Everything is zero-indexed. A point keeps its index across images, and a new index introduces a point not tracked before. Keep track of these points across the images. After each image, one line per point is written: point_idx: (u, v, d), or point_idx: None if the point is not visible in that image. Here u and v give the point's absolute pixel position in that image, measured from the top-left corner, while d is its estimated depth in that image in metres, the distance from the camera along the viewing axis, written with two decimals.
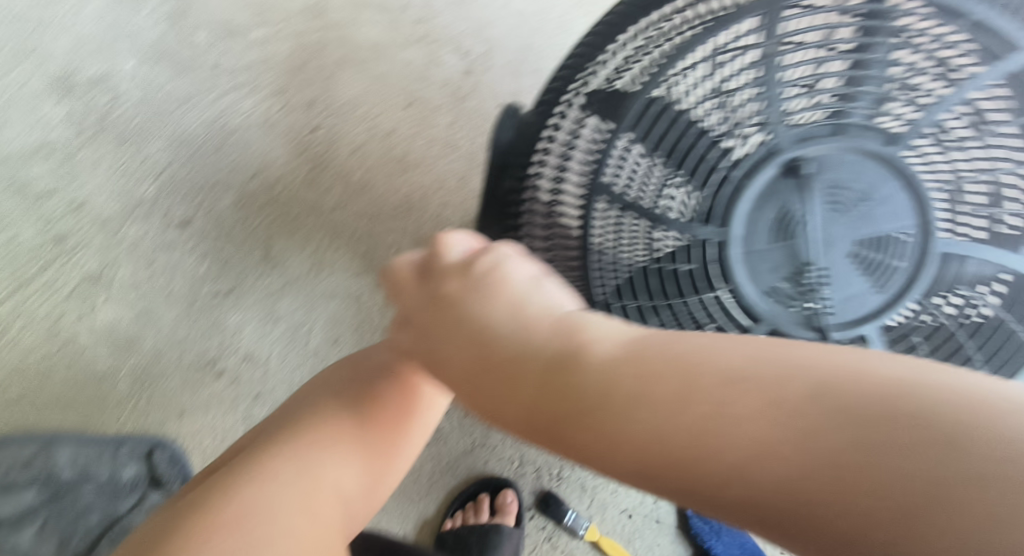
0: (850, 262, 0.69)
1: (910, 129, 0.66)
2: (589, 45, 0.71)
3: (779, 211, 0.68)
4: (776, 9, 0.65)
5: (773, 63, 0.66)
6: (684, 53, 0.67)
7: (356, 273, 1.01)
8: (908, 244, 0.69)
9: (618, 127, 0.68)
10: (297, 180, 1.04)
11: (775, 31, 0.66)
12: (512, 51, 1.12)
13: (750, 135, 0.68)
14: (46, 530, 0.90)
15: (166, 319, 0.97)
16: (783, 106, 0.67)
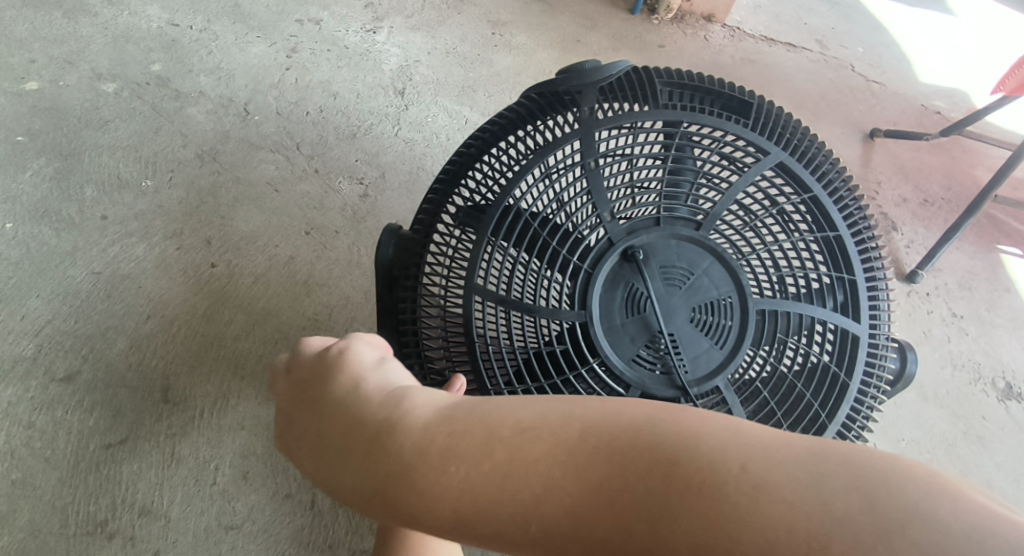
0: (693, 327, 0.67)
1: (714, 216, 0.69)
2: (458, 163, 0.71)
3: (623, 288, 0.67)
4: (591, 124, 0.67)
5: (596, 172, 0.66)
6: (526, 169, 0.66)
7: (266, 399, 0.94)
8: (733, 305, 0.69)
9: (479, 239, 0.65)
10: (197, 316, 1.00)
11: (592, 141, 0.66)
12: (404, 172, 1.17)
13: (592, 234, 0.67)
14: None
15: (45, 484, 0.86)
16: (609, 207, 0.67)
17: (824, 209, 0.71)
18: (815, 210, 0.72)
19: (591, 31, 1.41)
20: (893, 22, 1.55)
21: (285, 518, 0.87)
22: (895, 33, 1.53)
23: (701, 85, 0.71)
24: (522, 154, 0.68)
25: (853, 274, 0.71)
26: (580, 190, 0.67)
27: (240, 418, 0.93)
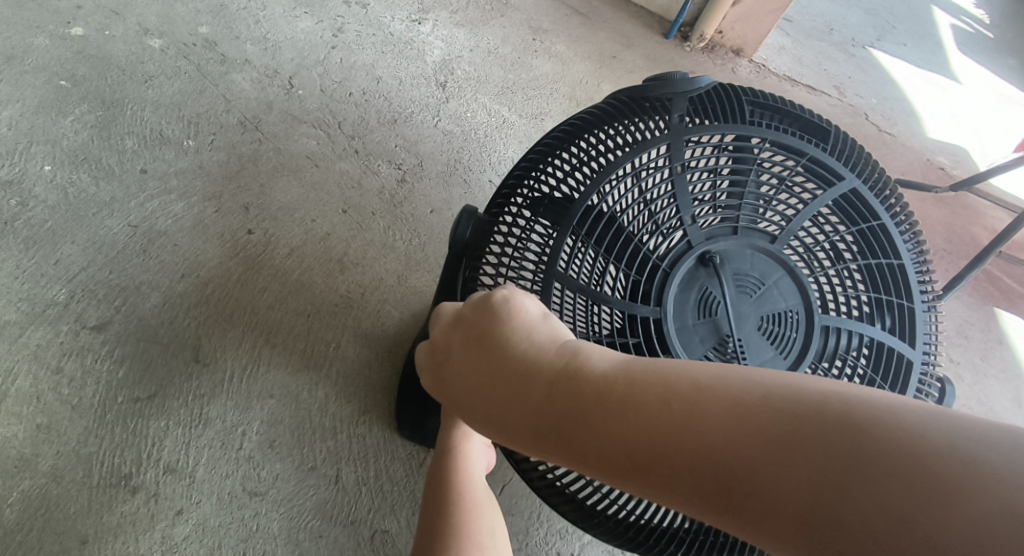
0: (760, 334, 0.75)
1: (784, 232, 0.79)
2: (539, 155, 0.80)
3: (699, 290, 0.75)
4: (681, 130, 0.76)
5: (680, 177, 0.76)
6: (616, 165, 0.75)
7: (295, 369, 0.93)
8: (799, 316, 0.77)
9: (562, 230, 0.74)
10: (231, 281, 1.00)
11: (680, 150, 0.76)
12: (441, 163, 1.19)
13: (669, 234, 0.76)
14: None
15: (71, 432, 0.85)
16: (691, 212, 0.76)
17: (889, 236, 0.80)
18: (866, 240, 0.81)
19: (626, 49, 1.46)
20: (905, 81, 1.64)
21: (308, 490, 0.86)
22: (908, 92, 1.62)
23: (778, 111, 0.82)
24: (611, 152, 0.77)
25: (912, 301, 0.79)
26: (664, 191, 0.76)
27: (269, 386, 0.91)
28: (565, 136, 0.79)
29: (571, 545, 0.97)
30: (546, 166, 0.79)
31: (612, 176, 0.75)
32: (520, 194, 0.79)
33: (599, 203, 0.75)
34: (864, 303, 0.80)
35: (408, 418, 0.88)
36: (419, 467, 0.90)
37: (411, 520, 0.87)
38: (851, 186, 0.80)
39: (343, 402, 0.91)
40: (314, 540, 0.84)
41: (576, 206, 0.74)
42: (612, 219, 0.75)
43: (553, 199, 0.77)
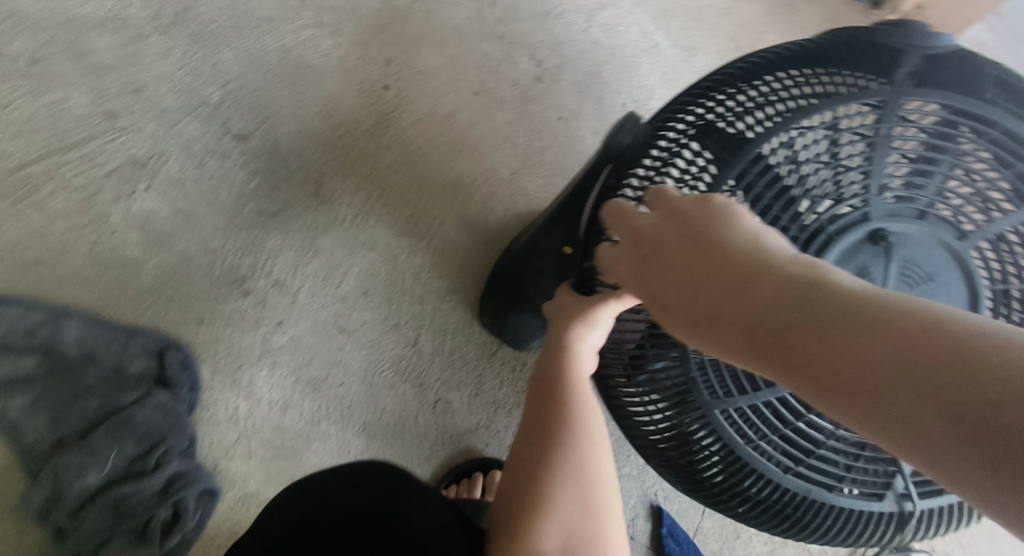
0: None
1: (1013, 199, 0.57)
2: (719, 80, 0.65)
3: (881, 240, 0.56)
4: (902, 88, 0.58)
5: (887, 133, 0.57)
6: (809, 109, 0.58)
7: (399, 232, 1.01)
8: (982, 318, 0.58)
9: (722, 172, 0.60)
10: (360, 132, 1.06)
11: (929, 86, 0.58)
12: (580, 72, 1.19)
13: (856, 190, 0.57)
14: (42, 402, 0.82)
15: (203, 225, 0.96)
16: (885, 176, 0.57)
17: None
18: None
19: (803, 1, 1.37)
20: None
21: (389, 343, 0.94)
22: None
23: None
24: (801, 96, 0.60)
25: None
26: (857, 149, 0.58)
27: (374, 239, 0.99)
28: (753, 68, 0.63)
29: None
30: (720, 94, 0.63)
31: (786, 132, 0.59)
32: (685, 115, 0.65)
33: (773, 153, 0.59)
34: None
35: (492, 308, 0.95)
36: (490, 357, 0.97)
37: (472, 398, 0.95)
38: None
39: (434, 276, 0.99)
40: (386, 388, 0.93)
41: (743, 155, 0.59)
42: (780, 175, 0.58)
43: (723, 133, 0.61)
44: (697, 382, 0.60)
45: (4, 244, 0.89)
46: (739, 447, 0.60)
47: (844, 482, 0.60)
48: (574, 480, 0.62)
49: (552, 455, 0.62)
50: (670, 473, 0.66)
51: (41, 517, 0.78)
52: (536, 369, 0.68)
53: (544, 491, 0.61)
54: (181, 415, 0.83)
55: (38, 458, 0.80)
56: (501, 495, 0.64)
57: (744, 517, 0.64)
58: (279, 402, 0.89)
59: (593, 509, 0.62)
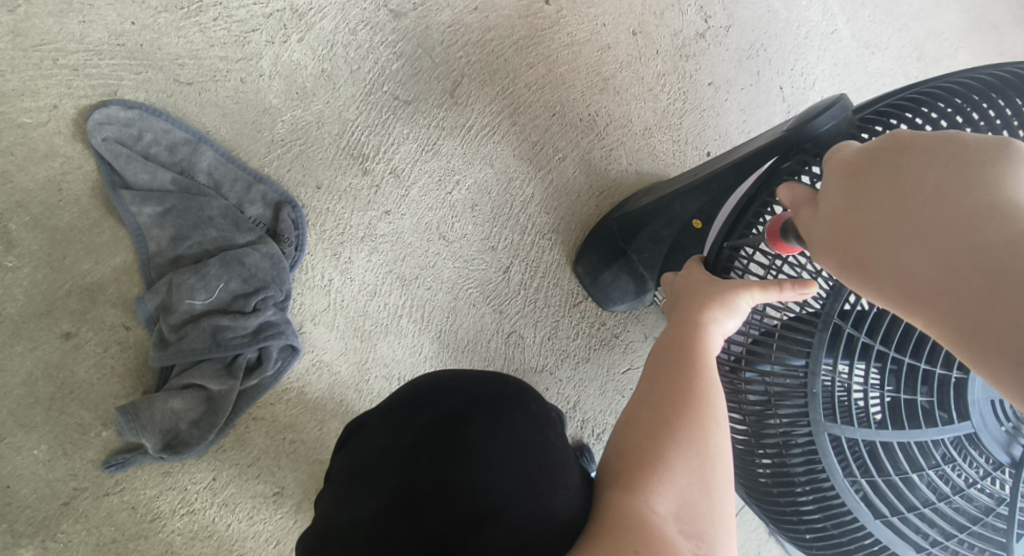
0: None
1: None
2: (950, 90, 0.60)
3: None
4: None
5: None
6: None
7: (520, 156, 1.02)
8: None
9: None
10: (510, 41, 1.03)
11: None
12: (746, 40, 1.13)
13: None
14: (169, 217, 0.89)
15: (342, 93, 0.97)
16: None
17: None
18: None
19: (1012, 24, 1.24)
20: None
21: (481, 264, 0.99)
22: None
23: None
24: None
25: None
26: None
27: (493, 155, 1.01)
28: (991, 85, 0.58)
29: None
30: (941, 106, 0.59)
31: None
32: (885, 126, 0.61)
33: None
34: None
35: (588, 260, 0.99)
36: (571, 308, 1.01)
37: (544, 339, 1.00)
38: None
39: (542, 210, 1.02)
40: (468, 305, 0.98)
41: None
42: None
43: None
44: (817, 397, 0.57)
45: (162, 56, 0.92)
46: (835, 475, 0.56)
47: (931, 548, 0.54)
48: (697, 450, 0.56)
49: (677, 419, 0.57)
50: (740, 475, 0.66)
51: (150, 320, 0.87)
52: (659, 340, 0.63)
53: (663, 457, 0.55)
54: (284, 270, 0.90)
55: (156, 269, 0.89)
56: (611, 457, 0.58)
57: (808, 546, 0.61)
58: (370, 287, 0.95)
59: (711, 488, 0.55)
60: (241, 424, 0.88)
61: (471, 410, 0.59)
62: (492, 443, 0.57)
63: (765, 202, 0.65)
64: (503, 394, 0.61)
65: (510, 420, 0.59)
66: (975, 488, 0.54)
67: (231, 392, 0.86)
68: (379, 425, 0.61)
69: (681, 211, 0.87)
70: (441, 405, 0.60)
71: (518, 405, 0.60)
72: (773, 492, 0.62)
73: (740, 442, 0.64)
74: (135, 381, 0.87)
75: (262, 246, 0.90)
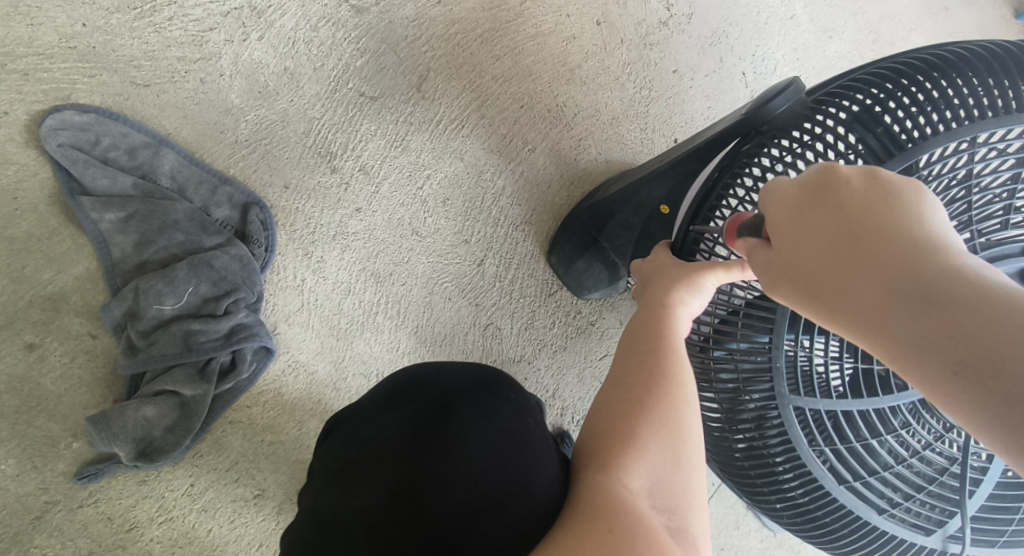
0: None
1: None
2: (896, 71, 0.61)
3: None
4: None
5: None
6: (985, 125, 0.54)
7: (489, 149, 1.02)
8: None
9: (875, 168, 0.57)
10: (475, 34, 1.03)
11: None
12: (708, 28, 1.14)
13: (1011, 228, 0.52)
14: (132, 222, 0.87)
15: (306, 91, 0.96)
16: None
17: None
18: None
19: (962, 6, 1.28)
20: None
21: (455, 258, 0.98)
22: None
23: None
24: (992, 107, 0.55)
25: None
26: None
27: (463, 149, 1.01)
28: (933, 64, 0.59)
29: None
30: (887, 87, 0.60)
31: (952, 143, 0.55)
32: (839, 106, 0.62)
33: (930, 167, 0.55)
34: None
35: (561, 250, 0.99)
36: (547, 298, 1.01)
37: (521, 330, 1.00)
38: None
39: (513, 202, 1.01)
40: (443, 299, 0.97)
41: (893, 158, 0.56)
42: (935, 190, 0.55)
43: (887, 130, 0.58)
44: (781, 371, 0.58)
45: (117, 58, 0.90)
46: (800, 445, 0.57)
47: (892, 510, 0.56)
48: (667, 426, 0.56)
49: (647, 397, 0.57)
50: (709, 449, 0.68)
51: (118, 328, 0.85)
52: (628, 325, 0.64)
53: (636, 435, 0.56)
54: (255, 271, 0.89)
55: (120, 276, 0.86)
56: (586, 439, 0.58)
57: (778, 515, 0.62)
58: (343, 285, 0.94)
59: (683, 463, 0.56)
60: (218, 428, 0.87)
61: (454, 402, 0.59)
62: (472, 433, 0.57)
63: (726, 185, 0.67)
64: (479, 383, 0.61)
65: (488, 411, 0.59)
66: (930, 450, 0.55)
67: (205, 397, 0.84)
68: (362, 420, 0.61)
69: (649, 197, 0.87)
70: (422, 397, 0.60)
71: (495, 394, 0.60)
72: (745, 466, 0.63)
73: (715, 422, 0.65)
74: (105, 390, 0.85)
75: (231, 248, 0.88)
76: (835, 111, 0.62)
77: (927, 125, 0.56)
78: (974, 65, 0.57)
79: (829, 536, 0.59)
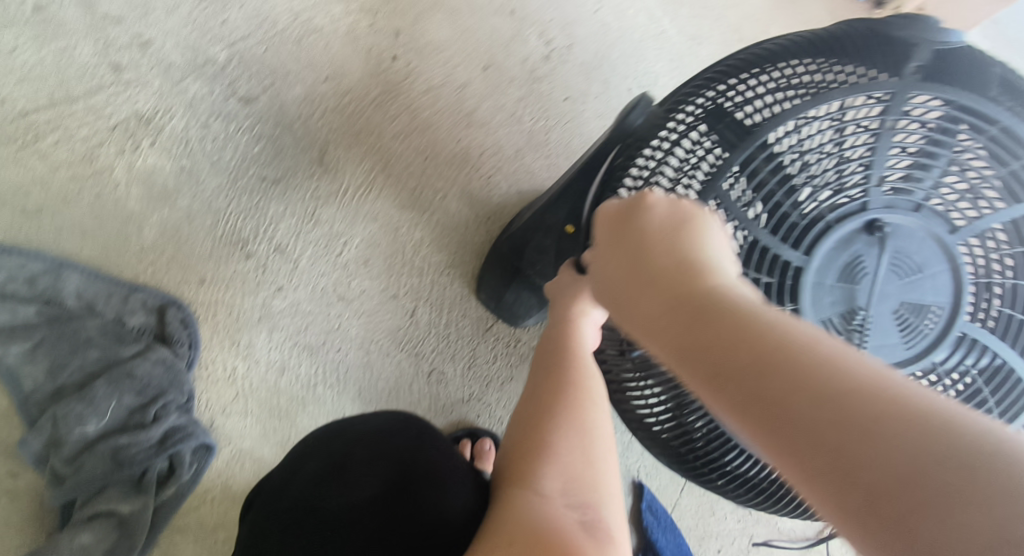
0: (891, 319, 0.59)
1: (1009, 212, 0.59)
2: (737, 64, 0.66)
3: (849, 255, 0.59)
4: (909, 82, 0.59)
5: (888, 132, 0.58)
6: (819, 100, 0.59)
7: (402, 204, 1.03)
8: (938, 316, 0.59)
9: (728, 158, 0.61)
10: (366, 100, 1.05)
11: (921, 94, 0.58)
12: (589, 53, 1.19)
13: (846, 190, 0.59)
14: (40, 351, 0.83)
15: (207, 184, 0.96)
16: (884, 172, 0.58)
17: None
18: None
19: None
20: None
21: (387, 314, 0.98)
22: None
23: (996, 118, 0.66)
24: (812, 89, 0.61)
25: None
26: (862, 142, 0.58)
27: (376, 210, 1.01)
28: (766, 55, 0.65)
29: None
30: (730, 82, 0.64)
31: (787, 124, 0.60)
32: (688, 106, 0.66)
33: (778, 143, 0.60)
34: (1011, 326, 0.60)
35: (490, 285, 0.98)
36: (485, 333, 1.01)
37: (465, 370, 0.99)
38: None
39: (434, 250, 1.02)
40: (381, 356, 0.97)
41: (740, 147, 0.61)
42: (782, 167, 0.60)
43: (730, 121, 0.62)
44: None
45: (6, 191, 0.90)
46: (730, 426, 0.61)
47: None
48: (575, 427, 0.58)
49: (555, 407, 0.59)
50: (650, 446, 0.69)
51: (41, 460, 0.80)
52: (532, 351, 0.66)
53: (545, 441, 0.57)
54: (181, 371, 0.86)
55: (36, 406, 0.82)
56: (502, 464, 0.59)
57: (722, 489, 0.66)
58: (277, 365, 0.92)
59: (593, 458, 0.57)
60: (167, 536, 0.85)
61: (359, 449, 0.59)
62: (379, 474, 0.58)
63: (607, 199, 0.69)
64: (386, 426, 0.62)
65: (395, 449, 0.60)
66: None
67: (145, 509, 0.80)
68: (272, 481, 0.61)
69: (555, 220, 0.89)
70: (329, 449, 0.60)
71: (402, 433, 0.61)
72: (686, 455, 0.65)
73: (653, 422, 0.66)
74: (38, 525, 0.81)
75: (151, 353, 0.85)
76: (684, 112, 0.66)
77: (761, 112, 0.62)
78: (788, 55, 0.63)
79: (769, 497, 0.64)
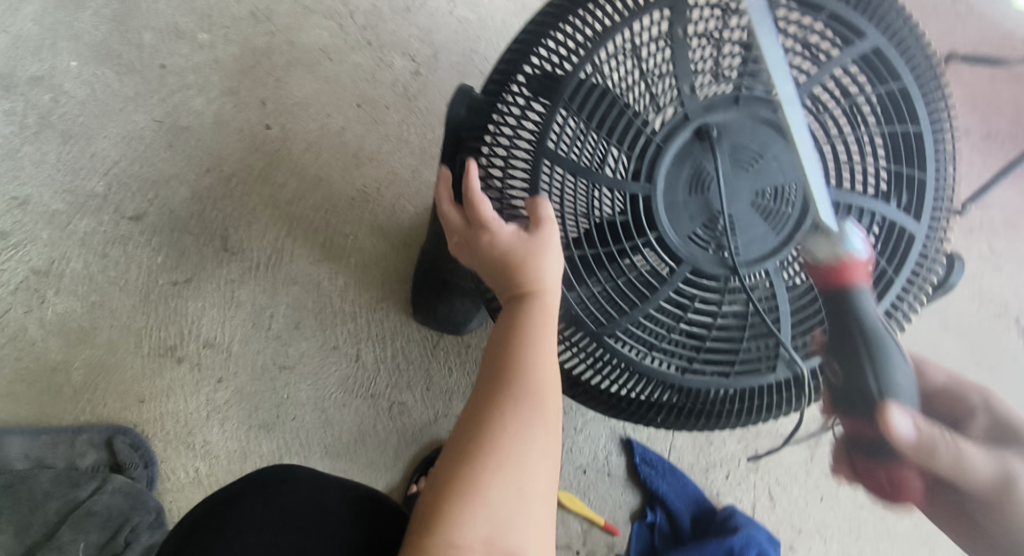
0: (751, 210, 0.67)
1: (820, 70, 0.66)
2: (554, 11, 0.68)
3: (689, 166, 0.66)
4: None
5: (682, 41, 0.65)
6: (614, 31, 0.65)
7: (316, 260, 1.03)
8: (796, 192, 0.67)
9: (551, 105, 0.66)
10: (252, 176, 1.06)
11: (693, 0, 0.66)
12: (457, 52, 1.15)
13: (664, 106, 0.66)
14: (3, 518, 0.85)
15: (121, 310, 0.97)
16: (690, 78, 0.66)
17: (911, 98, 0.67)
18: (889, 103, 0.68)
19: None
20: None
21: (332, 367, 0.99)
22: None
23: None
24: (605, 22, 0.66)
25: (920, 222, 0.68)
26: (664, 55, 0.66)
27: (293, 274, 1.02)
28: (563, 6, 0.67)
29: (576, 421, 1.05)
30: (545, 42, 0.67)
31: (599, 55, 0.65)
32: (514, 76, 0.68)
33: (592, 78, 0.65)
34: (886, 176, 0.68)
35: (423, 305, 0.97)
36: (434, 351, 1.02)
37: (424, 394, 1.00)
38: (876, 43, 0.66)
39: (360, 291, 1.03)
40: (338, 408, 0.98)
41: (562, 91, 0.65)
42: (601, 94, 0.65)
43: (546, 74, 0.67)
44: (582, 314, 0.67)
45: None
46: (633, 361, 0.67)
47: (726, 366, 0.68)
48: (513, 457, 0.57)
49: (495, 429, 0.58)
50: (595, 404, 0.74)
51: None
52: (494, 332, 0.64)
53: (479, 471, 0.56)
54: (143, 492, 0.89)
55: None
56: (433, 477, 0.58)
57: (664, 422, 0.72)
58: (239, 452, 0.94)
59: (526, 495, 0.57)
60: None
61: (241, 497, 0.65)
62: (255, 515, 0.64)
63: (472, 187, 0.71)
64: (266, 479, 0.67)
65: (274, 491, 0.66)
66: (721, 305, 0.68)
67: None
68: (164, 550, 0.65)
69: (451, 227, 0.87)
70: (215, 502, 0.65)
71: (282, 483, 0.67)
72: (619, 402, 0.71)
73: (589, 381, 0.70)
74: None
75: (109, 484, 0.88)
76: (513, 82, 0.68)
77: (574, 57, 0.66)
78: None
79: (703, 414, 0.70)
